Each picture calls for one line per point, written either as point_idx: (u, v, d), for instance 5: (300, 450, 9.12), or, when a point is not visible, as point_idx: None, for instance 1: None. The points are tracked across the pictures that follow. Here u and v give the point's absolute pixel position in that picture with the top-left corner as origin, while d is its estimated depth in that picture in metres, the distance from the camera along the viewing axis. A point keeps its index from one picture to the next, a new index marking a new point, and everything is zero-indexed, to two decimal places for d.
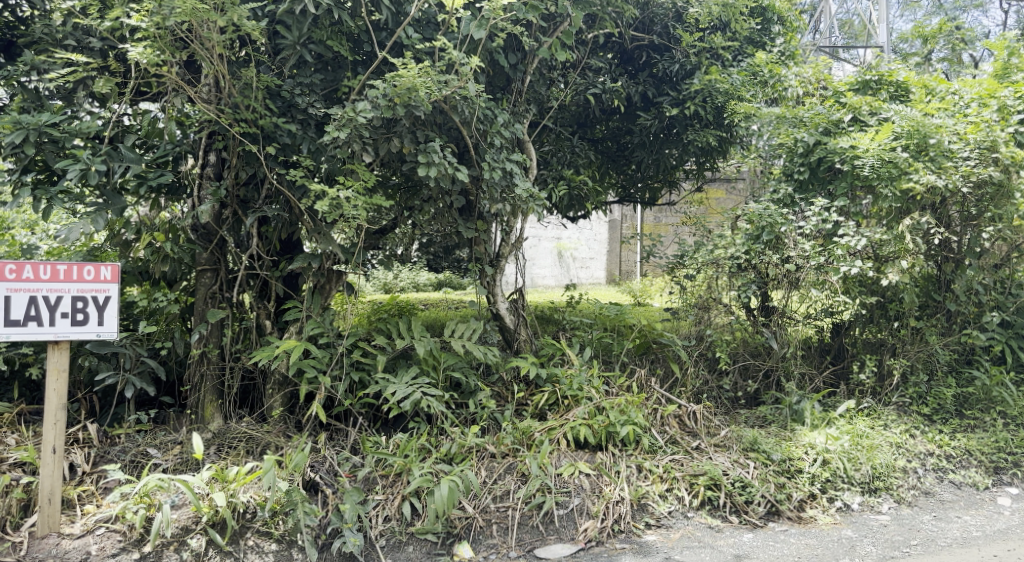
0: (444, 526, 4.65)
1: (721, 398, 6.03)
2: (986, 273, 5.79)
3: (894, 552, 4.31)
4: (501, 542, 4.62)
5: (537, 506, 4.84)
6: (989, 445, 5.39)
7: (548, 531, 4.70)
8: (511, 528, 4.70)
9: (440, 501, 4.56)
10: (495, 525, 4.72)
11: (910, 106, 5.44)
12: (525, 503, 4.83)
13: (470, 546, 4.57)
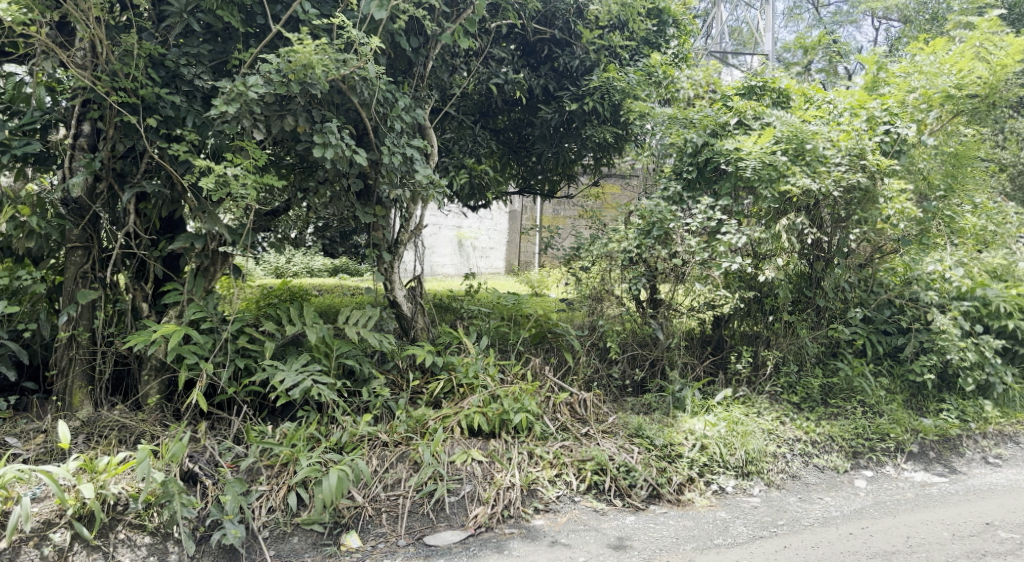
0: (331, 516, 4.60)
1: (611, 386, 6.19)
2: (852, 273, 5.86)
3: (762, 533, 4.58)
4: (391, 530, 4.62)
5: (429, 494, 4.87)
6: (849, 431, 5.55)
7: (438, 519, 4.74)
8: (401, 517, 4.70)
9: (328, 491, 4.52)
10: (385, 514, 4.72)
11: (789, 113, 5.72)
12: (416, 491, 4.85)
13: (358, 535, 4.56)
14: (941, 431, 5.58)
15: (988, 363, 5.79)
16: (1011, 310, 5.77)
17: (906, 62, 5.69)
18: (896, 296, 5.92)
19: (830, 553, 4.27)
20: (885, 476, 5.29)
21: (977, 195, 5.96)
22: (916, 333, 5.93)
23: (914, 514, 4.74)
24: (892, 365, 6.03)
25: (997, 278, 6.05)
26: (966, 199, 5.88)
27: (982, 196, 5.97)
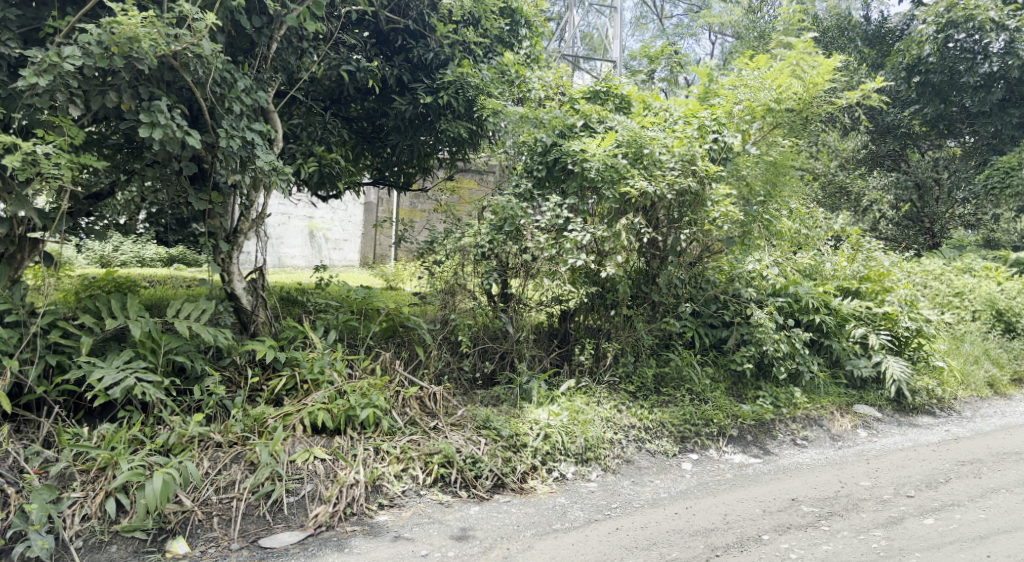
0: (156, 522, 4.34)
1: (461, 379, 6.07)
2: (682, 271, 6.16)
3: (597, 516, 4.77)
4: (223, 535, 4.41)
5: (266, 495, 4.68)
6: (677, 418, 5.77)
7: (276, 520, 4.56)
8: (233, 520, 4.49)
9: (152, 495, 4.28)
10: (217, 518, 4.50)
11: (630, 118, 5.95)
12: (252, 493, 4.64)
13: (186, 541, 4.32)
14: (758, 416, 5.80)
15: (799, 353, 6.12)
16: (817, 306, 6.17)
17: (734, 76, 5.95)
18: (722, 293, 6.29)
19: (657, 533, 4.46)
20: (708, 459, 5.50)
21: (792, 200, 6.31)
22: (737, 327, 6.31)
23: (731, 493, 4.99)
24: (717, 355, 6.33)
25: (807, 277, 6.46)
26: (782, 204, 6.16)
27: (796, 200, 6.38)
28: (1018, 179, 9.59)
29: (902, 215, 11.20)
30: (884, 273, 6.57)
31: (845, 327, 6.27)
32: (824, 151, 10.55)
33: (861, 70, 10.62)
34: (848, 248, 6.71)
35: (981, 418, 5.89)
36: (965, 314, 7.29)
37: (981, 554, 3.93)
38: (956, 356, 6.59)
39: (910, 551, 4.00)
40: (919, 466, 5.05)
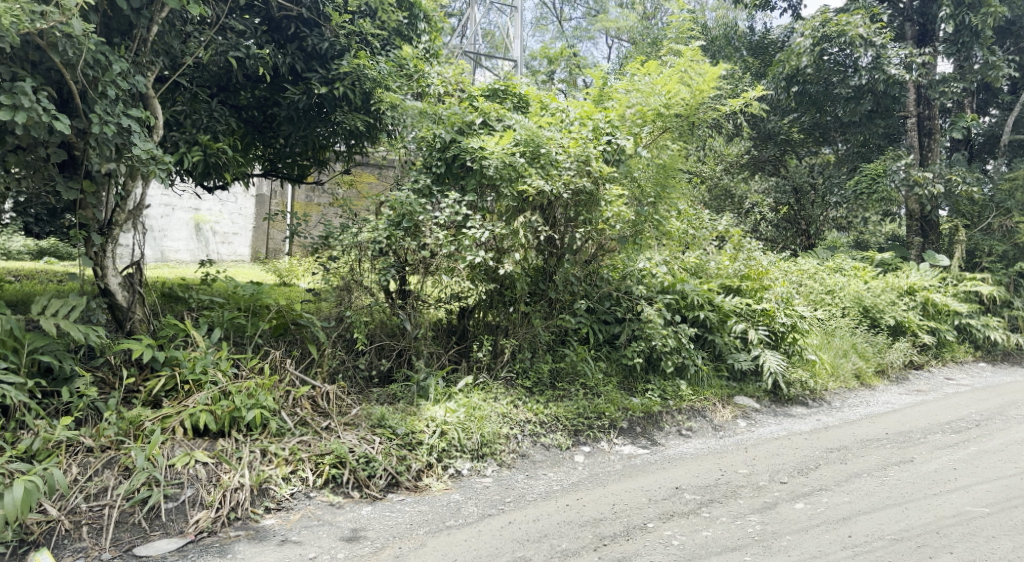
0: (15, 534, 3.99)
1: (356, 377, 5.75)
2: (579, 268, 5.95)
3: (491, 510, 4.65)
4: (93, 545, 4.11)
5: (143, 501, 4.38)
6: (572, 411, 5.64)
7: (152, 527, 4.28)
8: (105, 529, 4.19)
9: (12, 506, 3.91)
10: (86, 527, 4.19)
11: (528, 118, 5.77)
12: (125, 500, 4.33)
13: (50, 552, 4.00)
14: (646, 408, 5.78)
15: (684, 347, 6.14)
16: (702, 303, 6.31)
17: (627, 81, 6.11)
18: (617, 290, 6.13)
19: (548, 525, 4.43)
20: (599, 451, 5.43)
21: (681, 202, 6.49)
22: (629, 323, 6.17)
23: (619, 483, 5.00)
24: (610, 351, 6.15)
25: (691, 274, 6.54)
26: (672, 205, 6.35)
27: (684, 202, 6.64)
28: (882, 186, 10.13)
29: (781, 217, 12.03)
30: (762, 272, 6.71)
31: (726, 323, 6.41)
32: (711, 156, 12.08)
33: (744, 78, 11.62)
34: (729, 248, 6.85)
35: (848, 407, 6.20)
36: (836, 312, 7.64)
37: (844, 534, 4.13)
38: (827, 349, 6.98)
39: (781, 535, 4.15)
40: (791, 453, 5.24)
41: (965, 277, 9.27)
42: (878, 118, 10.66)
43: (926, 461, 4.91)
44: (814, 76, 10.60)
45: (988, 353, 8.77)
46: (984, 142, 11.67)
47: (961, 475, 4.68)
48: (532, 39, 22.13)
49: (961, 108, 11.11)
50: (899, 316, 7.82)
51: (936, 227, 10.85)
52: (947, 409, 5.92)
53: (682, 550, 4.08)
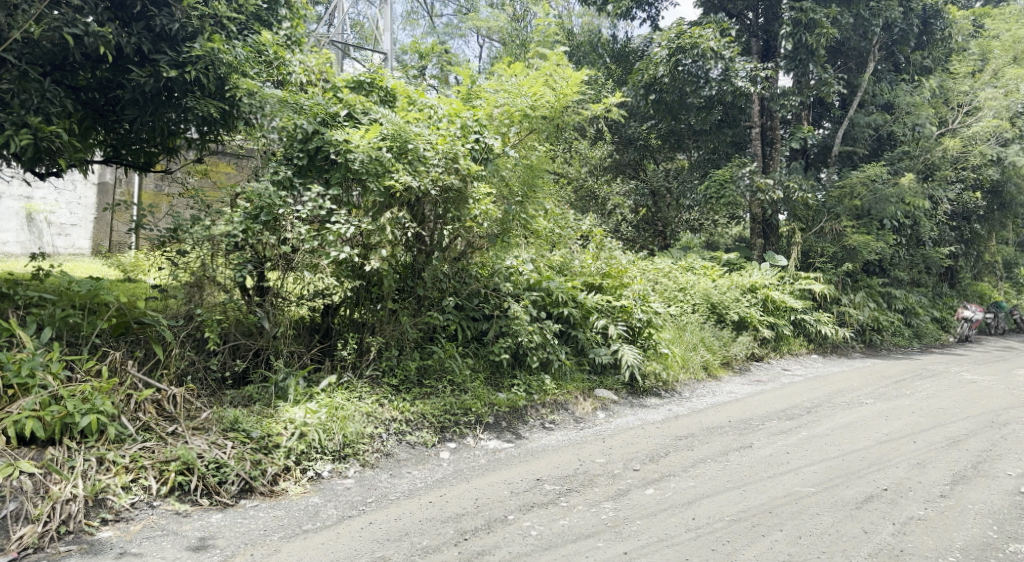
0: None
1: (207, 380, 5.19)
2: (448, 265, 5.78)
3: (351, 512, 4.33)
4: None
5: None
6: (438, 408, 5.41)
7: None
8: None
9: None
10: None
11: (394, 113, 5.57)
12: None
13: None
14: (512, 402, 5.76)
15: (549, 343, 6.24)
16: (567, 300, 6.43)
17: (495, 83, 6.12)
18: (487, 288, 6.03)
19: (410, 523, 4.20)
20: (464, 446, 5.26)
21: (549, 202, 6.63)
22: (497, 319, 6.10)
23: (483, 476, 4.88)
24: (477, 347, 6.08)
25: (557, 271, 6.72)
26: (539, 205, 6.38)
27: (552, 202, 6.80)
28: (729, 192, 10.92)
29: (641, 219, 12.74)
30: (622, 270, 7.03)
31: (589, 319, 6.62)
32: (576, 157, 11.84)
33: (606, 85, 12.13)
34: (592, 247, 7.19)
35: (697, 397, 6.61)
36: (687, 307, 8.15)
37: (687, 517, 4.34)
38: (679, 343, 7.38)
39: (632, 520, 4.29)
40: (644, 442, 5.42)
41: (800, 277, 10.14)
42: (726, 127, 11.93)
43: (763, 446, 5.27)
44: (670, 86, 11.17)
45: (820, 346, 9.70)
46: (817, 154, 12.70)
47: (792, 458, 5.03)
48: (399, 33, 22.01)
49: (800, 121, 11.95)
50: (742, 312, 8.46)
51: (776, 230, 11.61)
52: (782, 398, 6.43)
53: (539, 539, 4.07)
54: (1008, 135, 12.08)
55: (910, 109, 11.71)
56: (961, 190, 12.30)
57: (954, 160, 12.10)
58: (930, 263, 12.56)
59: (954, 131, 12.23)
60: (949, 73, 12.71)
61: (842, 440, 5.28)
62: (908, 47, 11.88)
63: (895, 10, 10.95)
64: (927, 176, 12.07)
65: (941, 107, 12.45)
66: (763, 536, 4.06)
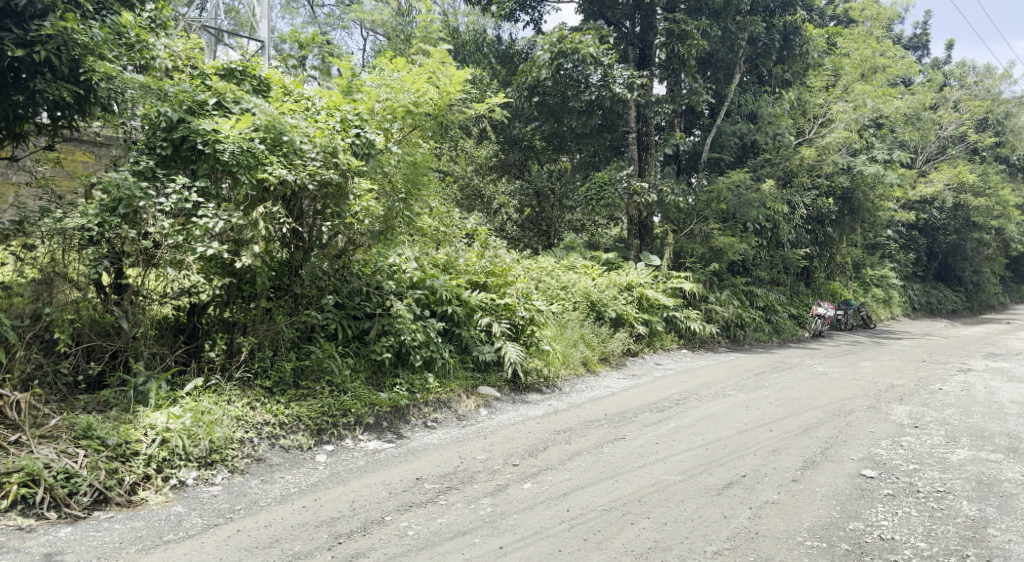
0: None
1: (58, 385, 4.78)
2: (327, 263, 5.65)
3: (218, 520, 4.05)
4: None
5: None
6: (315, 409, 5.24)
7: None
8: None
9: None
10: None
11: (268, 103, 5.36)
12: None
13: None
14: (393, 402, 5.67)
15: (433, 341, 6.24)
16: (451, 298, 6.46)
17: (376, 75, 6.06)
18: (369, 285, 5.95)
19: (282, 529, 3.97)
20: (343, 449, 5.10)
21: (433, 200, 6.64)
22: (379, 318, 6.03)
23: (361, 479, 4.68)
24: (358, 346, 5.94)
25: (441, 269, 6.77)
26: (423, 204, 6.38)
27: (436, 200, 6.85)
28: (609, 193, 11.19)
29: (526, 219, 13.08)
30: (506, 268, 7.19)
31: (473, 317, 6.70)
32: (463, 158, 12.37)
33: (491, 85, 12.48)
34: (477, 245, 7.32)
35: (576, 391, 6.84)
36: (568, 305, 8.33)
37: (562, 509, 4.35)
38: (560, 340, 7.58)
39: (508, 514, 4.25)
40: (524, 438, 5.48)
41: (671, 276, 10.70)
42: (606, 131, 12.31)
43: (635, 438, 5.47)
44: (553, 89, 11.55)
45: (688, 341, 10.13)
46: (688, 160, 13.44)
47: (661, 448, 5.26)
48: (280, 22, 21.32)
49: (672, 128, 12.54)
50: (619, 309, 8.77)
51: (650, 230, 12.11)
52: (655, 391, 6.75)
53: (416, 539, 3.92)
54: (856, 146, 13.25)
55: (772, 119, 12.54)
56: (815, 196, 13.39)
57: (810, 167, 13.14)
58: (789, 262, 13.67)
59: (810, 141, 13.29)
60: (805, 87, 13.79)
61: (707, 430, 5.57)
62: (770, 60, 12.79)
63: (757, 24, 11.74)
64: (786, 181, 13.08)
65: (799, 118, 13.47)
66: (632, 523, 4.14)
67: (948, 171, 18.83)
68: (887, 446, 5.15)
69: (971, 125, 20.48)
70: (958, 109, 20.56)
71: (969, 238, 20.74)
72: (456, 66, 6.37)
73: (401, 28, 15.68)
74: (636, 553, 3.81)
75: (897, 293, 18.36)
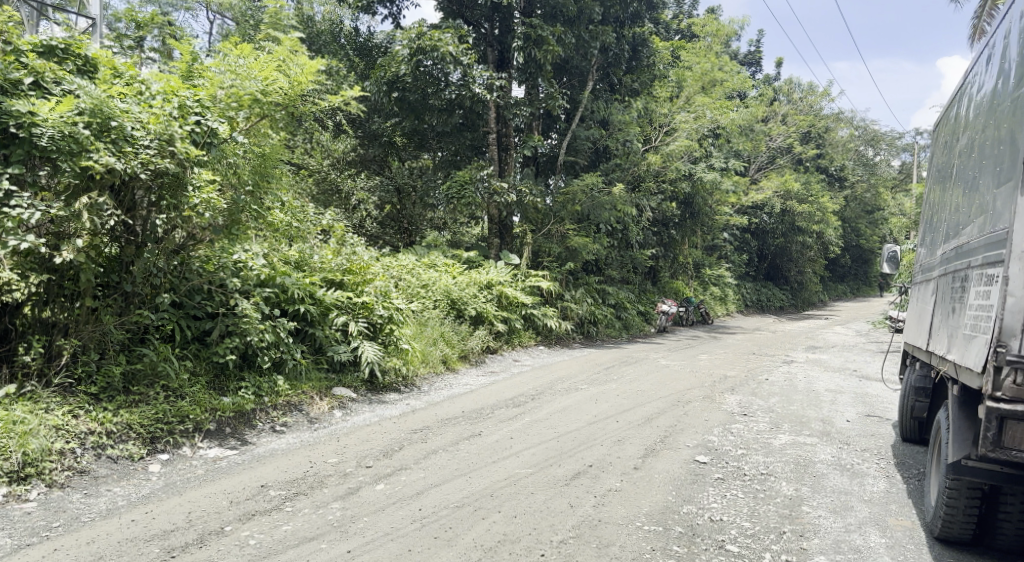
0: None
1: None
2: (163, 260, 5.32)
3: (30, 540, 3.64)
4: None
5: None
6: (148, 416, 4.91)
7: None
8: None
9: None
10: None
11: (95, 84, 4.94)
12: None
13: None
14: (237, 407, 5.43)
15: (283, 341, 6.07)
16: (302, 296, 6.30)
17: (220, 61, 5.88)
18: (210, 283, 5.70)
19: (106, 546, 3.64)
20: (179, 458, 4.79)
21: (285, 193, 6.48)
22: (222, 318, 5.76)
23: (199, 489, 4.40)
24: (198, 348, 5.62)
25: (294, 267, 6.65)
26: (273, 197, 6.19)
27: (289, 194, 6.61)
28: (469, 192, 11.30)
29: (386, 215, 12.81)
30: (364, 266, 7.10)
31: (327, 316, 6.56)
32: (319, 150, 12.36)
33: (348, 77, 12.63)
34: (333, 242, 7.25)
35: (435, 390, 6.90)
36: (428, 303, 8.34)
37: (414, 508, 4.26)
38: (419, 339, 7.60)
39: (358, 517, 4.08)
40: (378, 439, 5.40)
41: (529, 274, 11.07)
42: (466, 131, 12.67)
43: (490, 434, 5.55)
44: (412, 85, 11.45)
45: (545, 338, 10.60)
46: (545, 162, 13.66)
47: (515, 443, 5.37)
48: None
49: (529, 129, 13.17)
50: (479, 307, 8.96)
51: (509, 231, 12.26)
52: (510, 387, 6.93)
53: (258, 549, 3.69)
54: (696, 154, 14.33)
55: (621, 126, 13.51)
56: (660, 201, 14.30)
57: (656, 173, 14.11)
58: (637, 263, 14.61)
59: (656, 149, 14.16)
60: (651, 98, 14.61)
61: (559, 423, 5.77)
62: (620, 70, 13.48)
63: (608, 34, 12.36)
64: (634, 186, 14.03)
65: (646, 127, 14.28)
66: (482, 518, 4.13)
67: (776, 181, 20.78)
68: (719, 434, 5.54)
69: (796, 138, 22.65)
70: (785, 123, 22.71)
71: (794, 240, 23.02)
72: (307, 56, 6.38)
73: (243, 13, 14.92)
74: (485, 547, 3.78)
75: (732, 292, 19.90)
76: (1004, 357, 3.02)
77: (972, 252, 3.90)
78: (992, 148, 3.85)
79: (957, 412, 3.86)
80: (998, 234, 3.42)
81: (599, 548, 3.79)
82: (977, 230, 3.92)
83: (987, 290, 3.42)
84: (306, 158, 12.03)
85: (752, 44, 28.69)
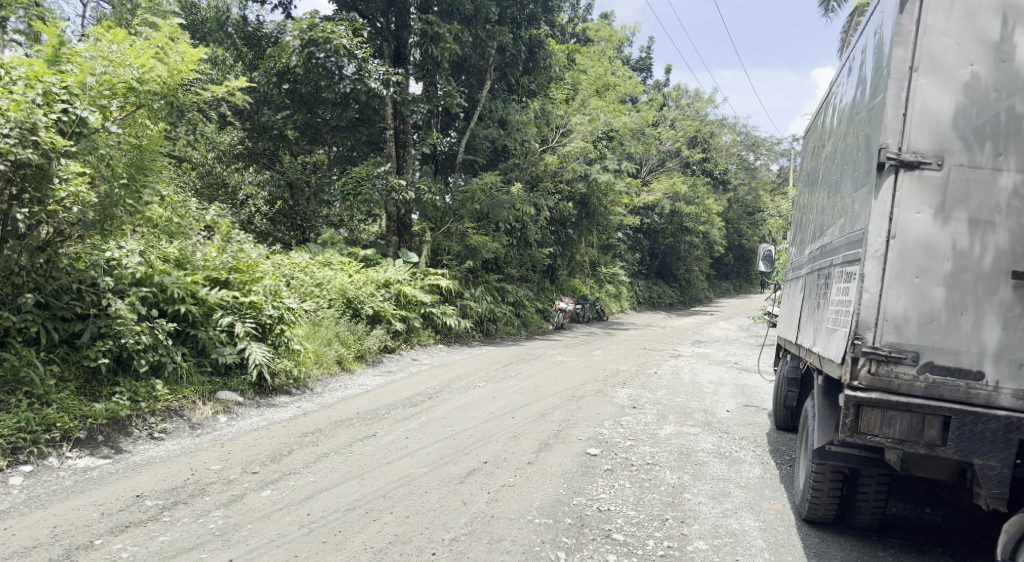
0: None
1: None
2: (25, 257, 4.95)
3: None
4: None
5: None
6: (9, 425, 4.52)
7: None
8: None
9: None
10: None
11: None
12: None
13: None
14: (111, 414, 5.09)
15: (161, 344, 5.75)
16: (183, 296, 6.01)
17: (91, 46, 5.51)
18: (80, 282, 5.33)
19: None
20: (44, 469, 4.47)
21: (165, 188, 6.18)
22: (93, 319, 5.40)
23: (66, 502, 4.12)
24: (66, 353, 5.28)
25: (174, 265, 6.27)
26: (150, 190, 5.77)
27: (169, 187, 6.27)
28: (365, 189, 11.19)
29: (277, 211, 12.59)
30: (251, 265, 6.90)
31: (211, 316, 6.30)
32: (202, 143, 11.75)
33: (233, 69, 12.34)
34: (217, 239, 6.92)
35: (328, 392, 6.79)
36: (322, 303, 8.17)
37: (302, 513, 4.14)
38: (313, 339, 7.42)
39: (241, 524, 3.94)
40: (267, 443, 5.25)
41: (428, 273, 11.03)
42: (362, 126, 12.48)
43: (385, 434, 5.50)
44: (305, 77, 11.11)
45: (444, 336, 10.64)
46: (443, 159, 13.77)
47: (410, 443, 5.33)
48: None
49: (427, 127, 12.91)
50: (375, 306, 8.91)
51: (408, 229, 12.25)
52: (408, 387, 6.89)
53: None
54: (590, 155, 14.78)
55: (519, 126, 13.63)
56: (558, 200, 14.88)
57: (553, 174, 14.44)
58: (534, 261, 14.88)
59: (553, 150, 14.46)
60: (547, 98, 14.87)
61: (456, 422, 5.79)
62: (516, 70, 13.65)
63: (504, 35, 12.56)
64: (532, 185, 14.30)
65: (543, 128, 14.50)
66: (374, 520, 4.08)
67: (664, 182, 21.37)
68: (609, 426, 5.72)
69: (684, 142, 23.72)
70: (674, 127, 23.72)
71: (683, 240, 24.56)
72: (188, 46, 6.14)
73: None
74: (375, 549, 3.73)
75: (625, 289, 20.65)
76: (860, 348, 3.24)
77: (834, 251, 4.20)
78: (851, 155, 4.16)
79: (821, 400, 4.10)
80: (856, 234, 3.70)
81: (491, 544, 3.82)
82: (837, 231, 4.22)
83: (846, 287, 3.69)
84: (187, 150, 11.48)
85: (643, 49, 29.73)
